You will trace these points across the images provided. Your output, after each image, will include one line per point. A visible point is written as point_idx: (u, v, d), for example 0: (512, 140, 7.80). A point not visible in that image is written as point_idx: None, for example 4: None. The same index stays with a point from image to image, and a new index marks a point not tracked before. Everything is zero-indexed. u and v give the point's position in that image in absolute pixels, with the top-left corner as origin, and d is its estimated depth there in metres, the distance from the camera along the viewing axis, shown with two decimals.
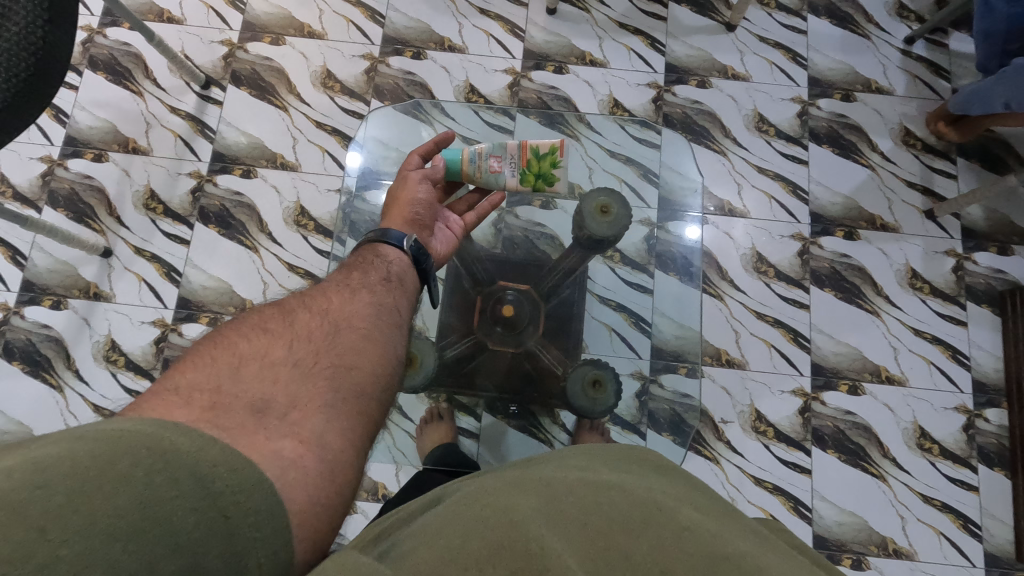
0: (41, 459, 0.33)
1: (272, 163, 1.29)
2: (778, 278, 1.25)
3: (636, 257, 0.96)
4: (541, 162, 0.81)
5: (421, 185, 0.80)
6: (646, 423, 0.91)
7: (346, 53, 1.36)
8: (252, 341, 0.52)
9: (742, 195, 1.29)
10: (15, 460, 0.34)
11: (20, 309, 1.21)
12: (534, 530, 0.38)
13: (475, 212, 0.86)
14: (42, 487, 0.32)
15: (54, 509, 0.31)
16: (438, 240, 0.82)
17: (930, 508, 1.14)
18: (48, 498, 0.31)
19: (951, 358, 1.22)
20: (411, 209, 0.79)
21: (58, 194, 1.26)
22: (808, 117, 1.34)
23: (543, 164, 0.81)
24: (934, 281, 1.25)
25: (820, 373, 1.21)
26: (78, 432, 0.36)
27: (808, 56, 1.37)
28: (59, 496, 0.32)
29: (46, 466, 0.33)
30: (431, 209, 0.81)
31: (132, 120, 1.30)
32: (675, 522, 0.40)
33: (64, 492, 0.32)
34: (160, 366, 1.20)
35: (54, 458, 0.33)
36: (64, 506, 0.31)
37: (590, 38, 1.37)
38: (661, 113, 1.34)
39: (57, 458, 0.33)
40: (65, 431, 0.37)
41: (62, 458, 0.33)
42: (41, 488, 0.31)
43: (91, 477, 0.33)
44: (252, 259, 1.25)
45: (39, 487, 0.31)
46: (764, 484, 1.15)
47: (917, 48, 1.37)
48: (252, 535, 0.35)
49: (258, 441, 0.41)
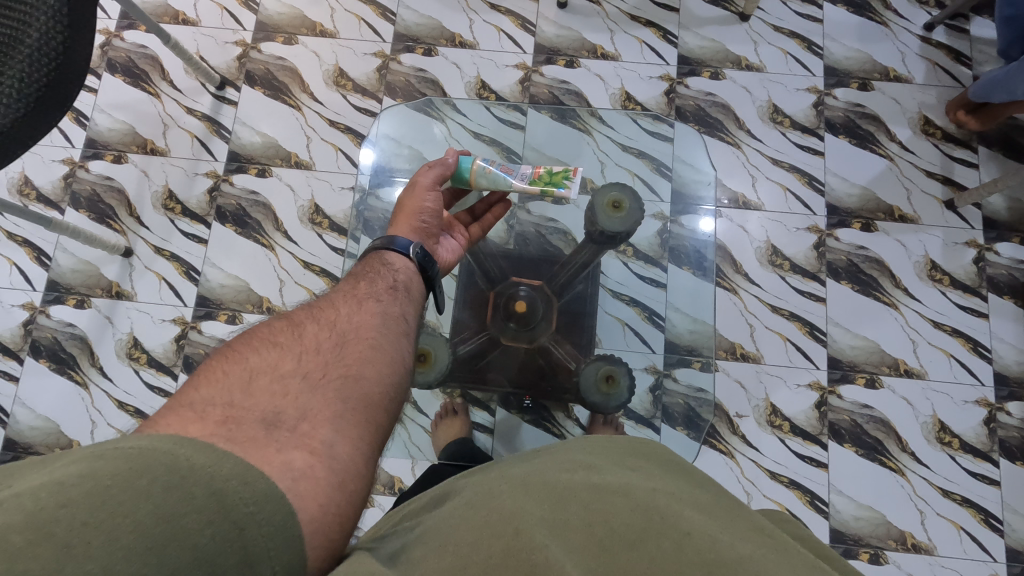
0: (64, 478, 0.34)
1: (287, 162, 1.31)
2: (794, 271, 1.24)
3: (649, 251, 0.96)
4: (551, 178, 0.81)
5: (431, 193, 0.80)
6: (660, 417, 0.91)
7: (358, 51, 1.36)
8: (263, 354, 0.53)
9: (757, 187, 1.28)
10: (40, 480, 0.35)
11: (45, 308, 1.24)
12: (537, 539, 0.39)
13: (480, 225, 0.88)
14: (66, 506, 0.32)
15: (78, 527, 0.32)
16: (444, 247, 0.84)
17: (950, 502, 1.13)
18: (72, 516, 0.32)
19: (971, 350, 1.20)
20: (418, 219, 0.79)
21: (80, 196, 1.29)
22: (824, 107, 1.32)
23: (550, 178, 0.81)
24: (954, 273, 1.23)
25: (837, 367, 1.20)
26: (97, 450, 0.37)
27: (824, 45, 1.35)
28: (82, 514, 0.32)
29: (69, 486, 0.34)
30: (438, 218, 0.81)
31: (150, 121, 1.33)
32: (676, 527, 0.40)
33: (86, 511, 0.33)
34: (181, 363, 1.22)
35: (77, 477, 0.34)
36: (87, 524, 0.32)
37: (601, 31, 1.36)
38: (674, 106, 1.33)
39: (79, 477, 0.34)
40: (85, 449, 0.38)
41: (84, 477, 0.34)
42: (65, 508, 0.32)
43: (112, 496, 0.34)
44: (268, 257, 1.27)
45: (63, 506, 0.32)
46: (780, 478, 1.14)
47: (936, 35, 1.34)
48: (266, 546, 0.37)
49: (270, 453, 0.42)
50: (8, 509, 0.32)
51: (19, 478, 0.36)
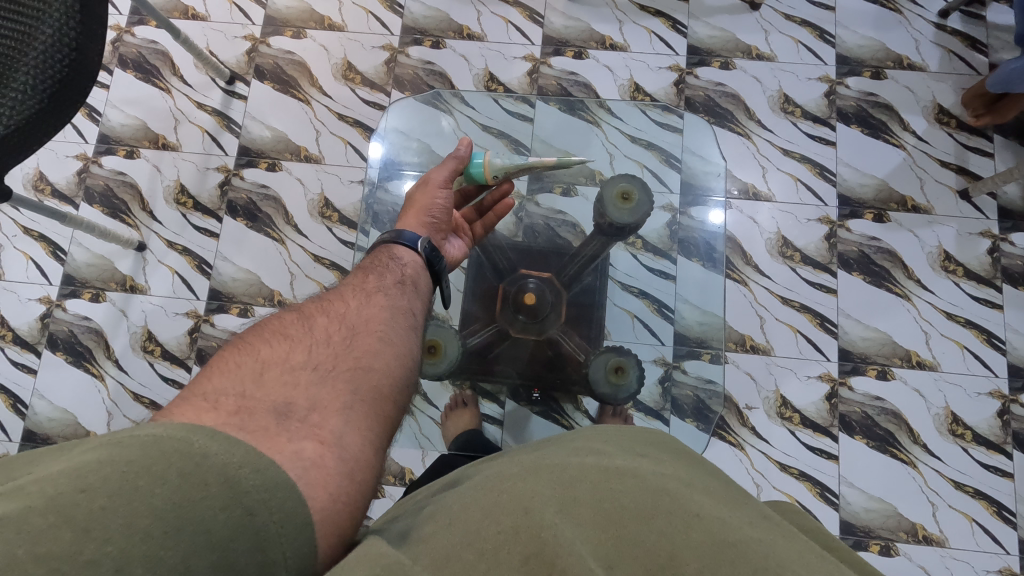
0: (83, 464, 0.35)
1: (296, 156, 1.31)
2: (805, 262, 1.23)
3: (658, 243, 0.96)
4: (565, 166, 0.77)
5: (442, 191, 0.80)
6: (669, 409, 0.91)
7: (366, 44, 1.37)
8: (273, 346, 0.54)
9: (767, 178, 1.27)
10: (60, 466, 0.36)
11: (62, 302, 1.26)
12: (547, 517, 0.39)
13: (483, 222, 0.90)
14: (85, 491, 0.34)
15: (96, 511, 0.33)
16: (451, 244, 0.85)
17: (962, 495, 1.12)
18: (91, 500, 0.33)
19: (985, 342, 1.18)
20: (428, 216, 0.79)
21: (93, 191, 1.30)
22: (835, 97, 1.30)
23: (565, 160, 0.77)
24: (968, 263, 1.22)
25: (848, 359, 1.19)
26: (114, 437, 0.38)
27: (836, 33, 1.33)
28: (100, 498, 0.34)
29: (86, 471, 0.35)
30: (448, 215, 0.81)
31: (161, 116, 1.34)
32: (685, 508, 0.40)
33: (104, 495, 0.34)
34: (194, 356, 1.24)
35: (95, 463, 0.35)
36: (104, 508, 0.33)
37: (609, 22, 1.36)
38: (683, 96, 1.32)
39: (97, 463, 0.35)
40: (103, 436, 0.39)
41: (102, 463, 0.35)
42: (84, 493, 0.34)
43: (130, 480, 0.35)
44: (279, 251, 1.28)
45: (83, 491, 0.34)
46: (790, 470, 1.14)
47: (951, 22, 1.31)
48: (277, 532, 0.37)
49: (280, 443, 0.43)
50: (30, 493, 0.33)
51: (40, 464, 0.38)
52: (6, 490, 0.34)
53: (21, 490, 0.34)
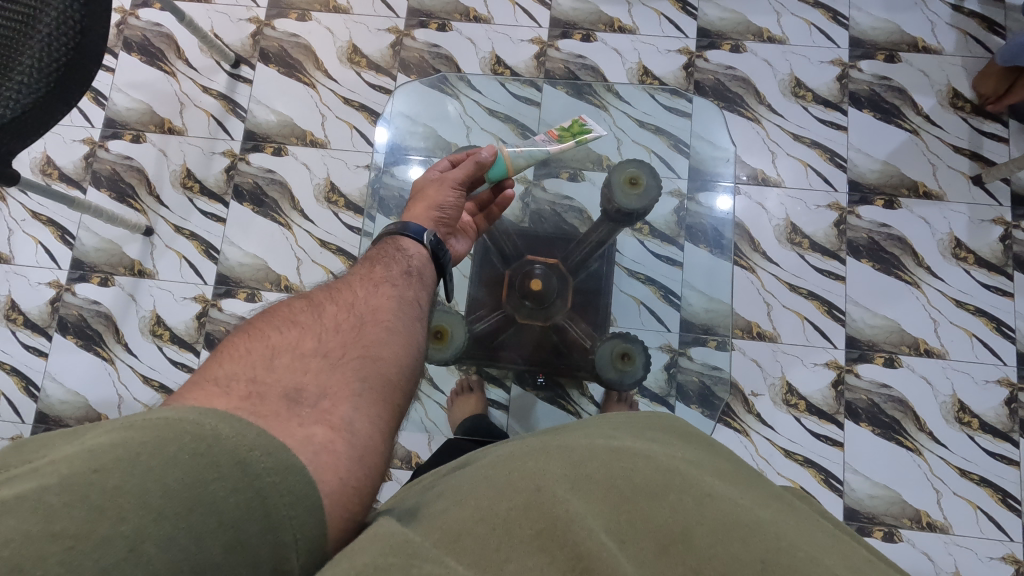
0: (96, 445, 0.36)
1: (302, 140, 1.31)
2: (813, 249, 1.22)
3: (666, 229, 0.95)
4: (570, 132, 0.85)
5: (454, 192, 0.79)
6: (674, 395, 0.91)
7: (371, 27, 1.35)
8: (284, 333, 0.54)
9: (776, 164, 1.26)
10: (74, 448, 0.36)
11: (71, 286, 1.27)
12: (558, 494, 0.40)
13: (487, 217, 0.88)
14: (98, 471, 0.34)
15: (111, 490, 0.34)
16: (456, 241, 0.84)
17: (966, 482, 1.12)
18: (105, 480, 0.34)
19: (995, 330, 1.17)
20: (436, 213, 0.78)
21: (100, 176, 1.31)
22: (848, 80, 1.28)
23: (572, 130, 0.85)
24: (979, 251, 1.20)
25: (855, 346, 1.18)
26: (128, 419, 0.38)
27: (849, 15, 1.30)
28: (113, 478, 0.34)
29: (101, 452, 0.35)
30: (457, 214, 0.80)
31: (167, 101, 1.33)
32: (696, 488, 0.40)
33: (118, 475, 0.34)
34: (203, 340, 1.24)
35: (108, 444, 0.36)
36: (119, 488, 0.34)
37: (618, 4, 1.34)
38: (693, 80, 1.30)
39: (110, 445, 0.36)
40: (114, 419, 0.39)
41: (115, 444, 0.36)
42: (97, 473, 0.34)
43: (142, 461, 0.35)
44: (286, 236, 1.28)
45: (96, 471, 0.34)
46: (794, 456, 1.15)
47: (969, 3, 1.29)
48: (288, 513, 0.38)
49: (292, 427, 0.43)
50: (45, 473, 0.34)
51: (56, 445, 0.38)
52: (21, 473, 0.34)
53: (36, 472, 0.34)
